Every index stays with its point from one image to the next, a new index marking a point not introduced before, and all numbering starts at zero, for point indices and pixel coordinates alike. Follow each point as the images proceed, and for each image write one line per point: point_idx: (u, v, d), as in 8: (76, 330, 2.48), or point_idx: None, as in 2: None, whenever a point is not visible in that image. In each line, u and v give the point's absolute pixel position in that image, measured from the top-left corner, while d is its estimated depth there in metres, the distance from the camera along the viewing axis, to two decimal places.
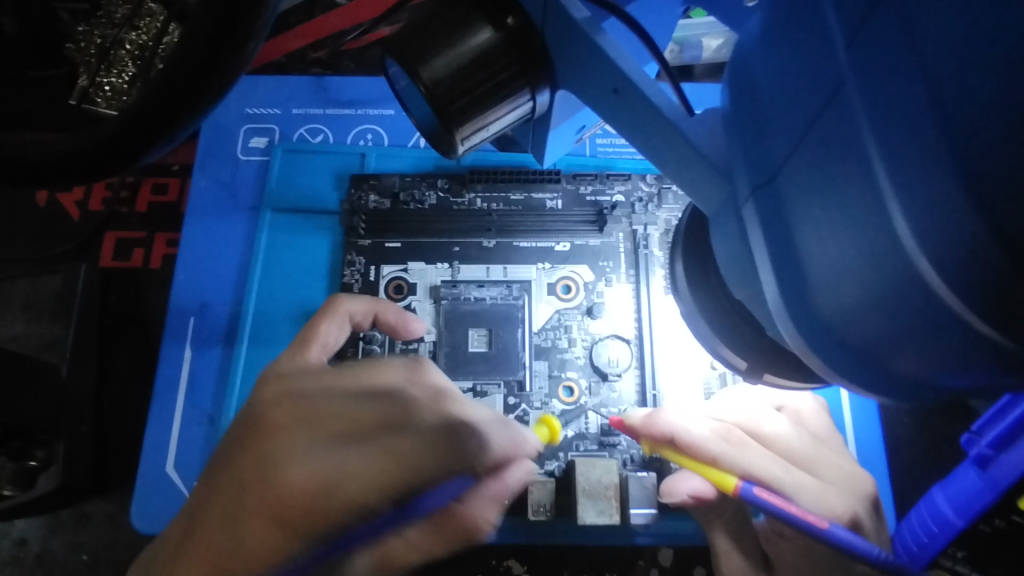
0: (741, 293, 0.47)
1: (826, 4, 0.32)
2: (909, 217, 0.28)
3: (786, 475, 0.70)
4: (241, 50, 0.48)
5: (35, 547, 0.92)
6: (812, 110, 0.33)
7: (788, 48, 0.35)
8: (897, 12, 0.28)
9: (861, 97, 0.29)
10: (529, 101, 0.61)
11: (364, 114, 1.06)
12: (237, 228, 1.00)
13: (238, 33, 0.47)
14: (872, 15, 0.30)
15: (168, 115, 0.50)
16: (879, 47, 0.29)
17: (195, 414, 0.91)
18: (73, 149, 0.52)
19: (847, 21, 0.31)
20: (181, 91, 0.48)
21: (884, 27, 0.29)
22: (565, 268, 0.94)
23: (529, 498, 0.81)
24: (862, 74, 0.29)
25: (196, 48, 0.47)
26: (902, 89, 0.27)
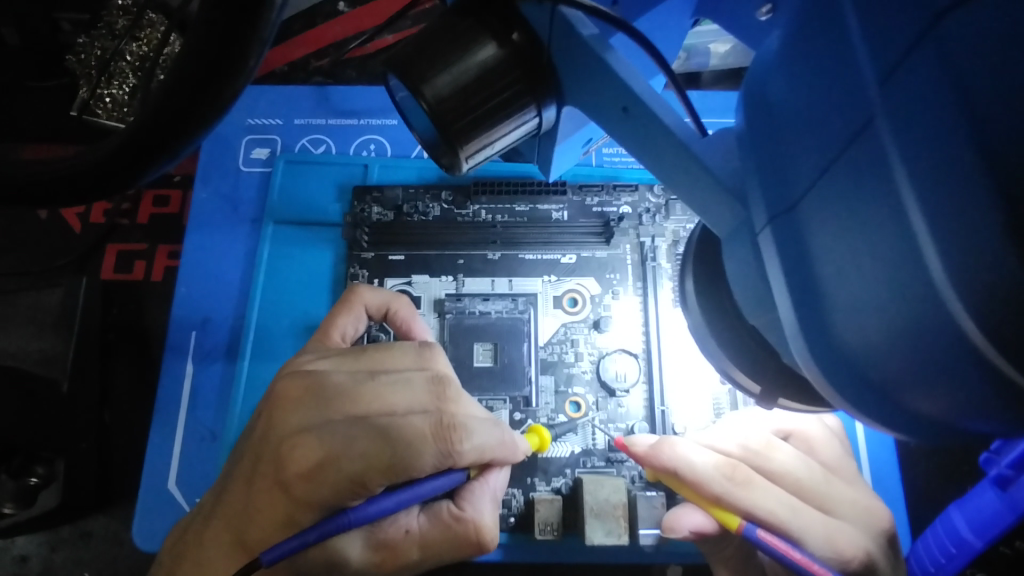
0: (755, 319, 0.45)
1: (853, 30, 0.31)
2: (942, 261, 0.26)
3: (791, 517, 0.67)
4: (243, 65, 0.47)
5: (36, 564, 0.91)
6: (836, 141, 0.31)
7: (810, 74, 0.33)
8: (930, 43, 0.27)
9: (892, 132, 0.28)
10: (535, 118, 0.59)
11: (366, 124, 1.05)
12: (239, 241, 0.98)
13: (239, 47, 0.45)
14: (903, 45, 0.28)
15: (168, 133, 0.49)
16: (912, 81, 0.27)
17: (198, 430, 0.90)
18: (75, 171, 0.51)
19: (877, 48, 0.29)
20: (181, 109, 0.47)
21: (915, 58, 0.27)
22: (572, 280, 0.92)
23: (536, 517, 0.80)
24: (893, 107, 0.28)
25: (196, 64, 0.45)
26: (935, 129, 0.26)
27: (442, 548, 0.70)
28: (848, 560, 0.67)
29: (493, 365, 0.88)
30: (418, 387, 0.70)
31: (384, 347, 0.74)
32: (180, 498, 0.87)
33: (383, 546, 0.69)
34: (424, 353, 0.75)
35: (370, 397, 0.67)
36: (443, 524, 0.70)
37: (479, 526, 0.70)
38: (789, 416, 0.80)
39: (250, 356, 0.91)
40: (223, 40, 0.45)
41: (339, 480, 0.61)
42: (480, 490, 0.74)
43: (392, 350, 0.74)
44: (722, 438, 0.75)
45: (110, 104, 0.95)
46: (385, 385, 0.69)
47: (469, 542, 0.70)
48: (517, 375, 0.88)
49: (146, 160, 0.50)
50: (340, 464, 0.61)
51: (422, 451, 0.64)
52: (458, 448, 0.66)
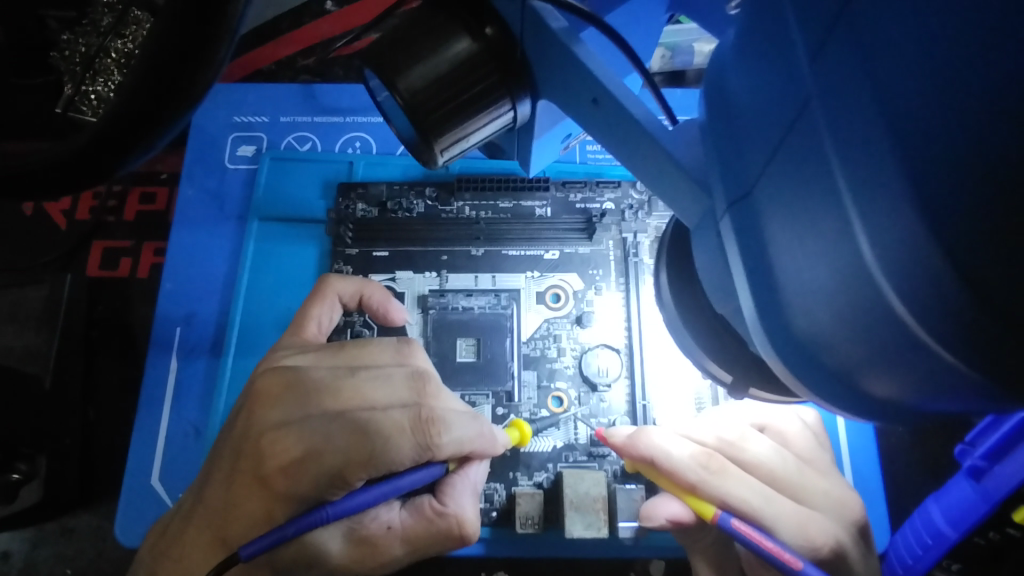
0: (722, 307, 0.46)
1: (792, 18, 0.31)
2: (872, 242, 0.27)
3: (765, 505, 0.68)
4: (213, 54, 0.47)
5: (19, 560, 0.90)
6: (781, 124, 0.32)
7: (758, 61, 0.34)
8: (860, 23, 0.27)
9: (824, 114, 0.28)
10: (510, 111, 0.59)
11: (352, 122, 1.05)
12: (225, 237, 0.99)
13: (207, 35, 0.46)
14: (832, 29, 0.28)
15: (136, 130, 0.49)
16: (840, 65, 0.28)
17: (181, 426, 0.90)
18: (40, 166, 0.51)
19: (812, 33, 0.30)
20: (160, 92, 0.47)
21: (840, 38, 0.28)
22: (554, 276, 0.93)
23: (517, 510, 0.80)
24: (828, 86, 0.28)
25: (165, 52, 0.46)
26: (859, 111, 0.27)
27: (425, 542, 0.71)
28: (818, 547, 0.67)
29: (476, 360, 0.89)
30: (399, 380, 0.70)
31: (362, 344, 0.74)
32: (164, 493, 0.87)
33: (361, 540, 0.69)
34: (403, 349, 0.76)
35: (350, 393, 0.67)
36: (426, 519, 0.71)
37: (460, 518, 0.71)
38: (767, 409, 0.80)
39: (233, 352, 0.92)
40: (192, 29, 0.45)
41: (320, 475, 0.62)
42: (461, 484, 0.74)
43: (371, 347, 0.74)
44: (699, 429, 0.76)
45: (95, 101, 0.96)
46: (364, 380, 0.68)
47: (449, 534, 0.71)
48: (500, 370, 0.88)
49: (116, 156, 0.50)
50: (322, 458, 0.62)
51: (399, 442, 0.64)
52: (435, 443, 0.66)
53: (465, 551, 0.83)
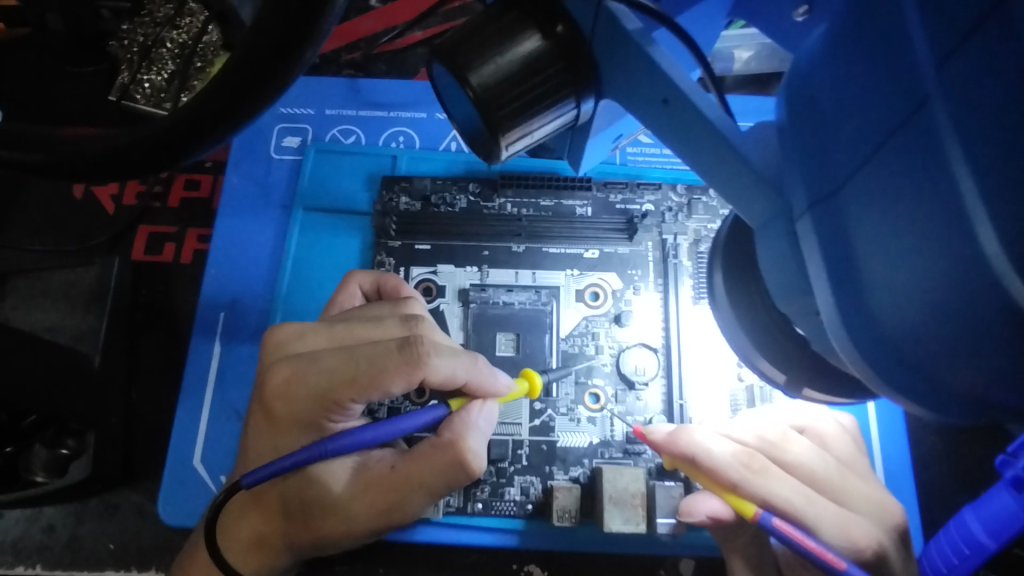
0: (785, 305, 0.47)
1: (914, 26, 0.32)
2: (998, 237, 0.27)
3: (807, 505, 0.68)
4: (298, 57, 0.49)
5: (62, 535, 0.92)
6: (887, 123, 0.33)
7: (863, 64, 0.35)
8: (992, 28, 0.28)
9: (951, 117, 0.29)
10: (573, 110, 0.61)
11: (396, 117, 1.07)
12: (269, 226, 1.01)
13: (297, 40, 0.48)
14: (968, 38, 0.29)
15: (228, 110, 0.51)
16: (974, 72, 0.28)
17: (225, 409, 0.92)
18: (131, 142, 0.52)
19: (939, 40, 0.30)
20: (243, 89, 0.49)
21: (979, 42, 0.28)
22: (593, 275, 0.94)
23: (554, 504, 0.81)
24: (951, 87, 0.29)
25: (258, 53, 0.48)
26: (996, 116, 0.27)
27: (430, 478, 0.68)
28: (862, 549, 0.68)
29: (515, 355, 0.90)
30: (394, 322, 0.74)
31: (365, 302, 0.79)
32: (206, 474, 0.89)
33: (366, 483, 0.68)
34: (400, 303, 0.80)
35: (347, 336, 0.73)
36: (424, 456, 0.68)
37: (457, 449, 0.67)
38: (804, 410, 0.81)
39: None
40: (286, 32, 0.47)
41: (314, 400, 0.67)
42: (461, 421, 0.71)
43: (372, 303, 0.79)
44: (739, 428, 0.77)
45: (149, 89, 1.00)
46: (359, 323, 0.74)
47: (449, 467, 0.67)
48: (538, 365, 0.90)
49: (205, 134, 0.52)
50: (318, 386, 0.68)
51: (379, 364, 0.66)
52: (415, 365, 0.66)
53: (500, 542, 0.85)
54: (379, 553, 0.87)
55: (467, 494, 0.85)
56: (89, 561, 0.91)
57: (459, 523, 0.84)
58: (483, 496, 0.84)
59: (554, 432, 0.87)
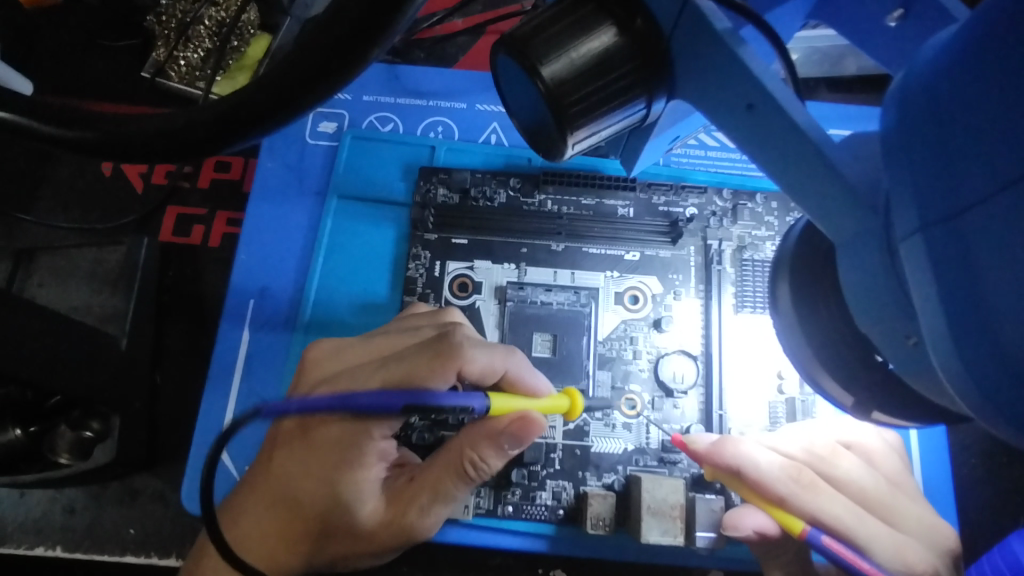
0: (865, 325, 0.45)
1: None
2: None
3: (858, 525, 0.67)
4: (364, 55, 0.46)
5: (82, 518, 0.91)
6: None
7: (1015, 75, 0.32)
8: None
9: None
10: (642, 111, 0.59)
11: (435, 106, 1.04)
12: (302, 213, 0.98)
13: (367, 35, 0.44)
14: None
15: (285, 100, 0.47)
16: None
17: (251, 398, 0.90)
18: (186, 123, 0.49)
19: None
20: (300, 79, 0.46)
21: None
22: (634, 278, 0.92)
23: (589, 511, 0.79)
24: None
25: (322, 45, 0.45)
26: None
27: (446, 488, 0.69)
28: (917, 572, 0.66)
29: (551, 356, 0.88)
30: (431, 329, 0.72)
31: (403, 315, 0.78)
32: (230, 464, 0.87)
33: (391, 496, 0.69)
34: (440, 313, 0.78)
35: (384, 344, 0.72)
36: (437, 468, 0.69)
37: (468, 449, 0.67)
38: (849, 425, 0.79)
39: (307, 328, 0.91)
40: (355, 26, 0.44)
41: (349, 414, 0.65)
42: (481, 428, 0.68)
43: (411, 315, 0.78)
44: (785, 441, 0.75)
45: (184, 67, 1.00)
46: (398, 333, 0.72)
47: (459, 466, 0.68)
48: (574, 367, 0.88)
49: (264, 120, 0.48)
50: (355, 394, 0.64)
51: (414, 363, 0.64)
52: (452, 359, 0.64)
53: (529, 547, 0.83)
54: (403, 551, 0.86)
55: (498, 496, 0.83)
56: (108, 546, 0.90)
57: (488, 525, 0.83)
58: (514, 499, 0.83)
59: (588, 437, 0.85)
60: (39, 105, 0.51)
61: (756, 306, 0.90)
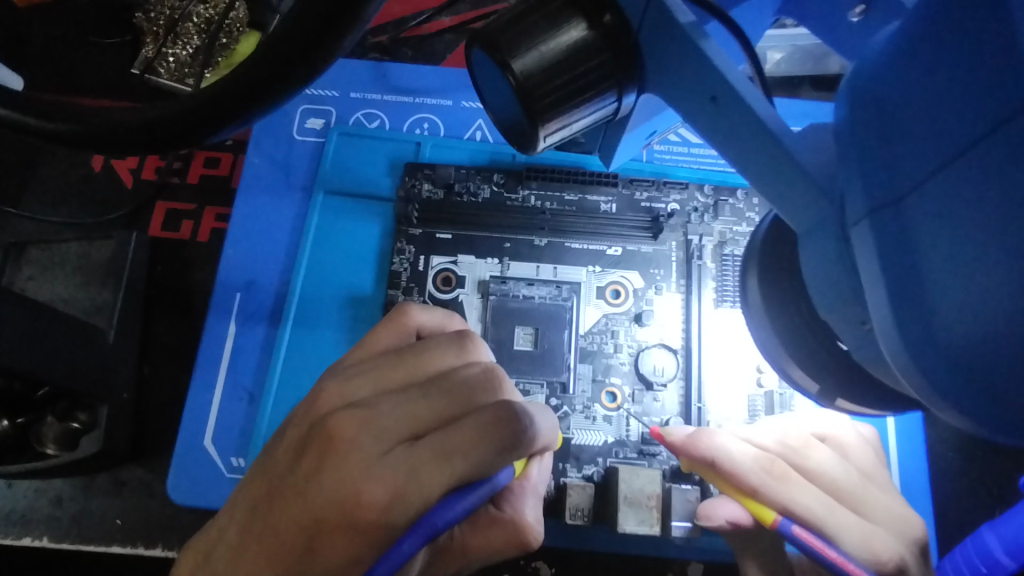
0: (824, 310, 0.46)
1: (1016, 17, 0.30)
2: None
3: (828, 514, 0.67)
4: (333, 48, 0.45)
5: (69, 508, 0.92)
6: (977, 130, 0.31)
7: (952, 61, 0.33)
8: None
9: None
10: (613, 104, 0.60)
11: (422, 103, 1.05)
12: (289, 207, 0.99)
13: (332, 34, 0.44)
14: None
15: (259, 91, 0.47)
16: None
17: (237, 390, 0.91)
18: (159, 116, 0.50)
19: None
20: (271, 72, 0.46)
21: None
22: (615, 272, 0.93)
23: (567, 502, 0.80)
24: None
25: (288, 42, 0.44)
26: None
27: (491, 554, 0.63)
28: (884, 562, 0.67)
29: (533, 349, 0.89)
30: (465, 378, 0.60)
31: (421, 349, 0.63)
32: (216, 455, 0.88)
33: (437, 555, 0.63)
34: (464, 343, 0.65)
35: (409, 406, 0.56)
36: (482, 528, 0.63)
37: (521, 524, 0.63)
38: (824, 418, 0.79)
39: (293, 322, 0.92)
40: (320, 26, 0.43)
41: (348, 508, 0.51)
42: (523, 490, 0.67)
43: (431, 350, 0.63)
44: (760, 433, 0.76)
45: (173, 63, 1.02)
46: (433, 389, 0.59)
47: (510, 544, 0.62)
48: (556, 361, 0.89)
49: (227, 119, 0.49)
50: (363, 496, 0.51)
51: (476, 461, 0.53)
52: (512, 450, 0.54)
53: None
54: None
55: None
56: (96, 535, 0.91)
57: None
58: None
59: (569, 429, 0.86)
60: (18, 96, 0.52)
61: (736, 301, 0.91)
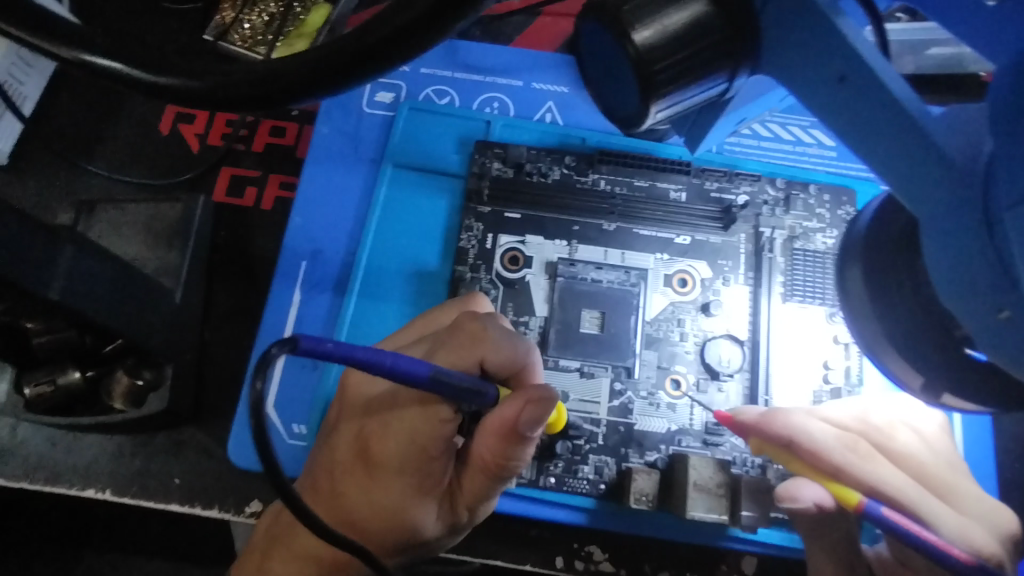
0: (947, 303, 0.46)
1: None
2: None
3: (921, 500, 0.66)
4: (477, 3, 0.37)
5: (129, 465, 0.92)
6: None
7: None
8: None
9: None
10: (724, 85, 0.60)
11: (492, 82, 1.05)
12: (357, 179, 0.99)
13: None
14: None
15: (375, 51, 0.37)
16: None
17: (301, 357, 0.91)
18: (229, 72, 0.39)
19: None
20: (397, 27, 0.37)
21: None
22: (683, 261, 0.92)
23: (632, 486, 0.80)
24: None
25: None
26: None
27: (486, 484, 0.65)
28: (987, 555, 0.65)
29: (600, 333, 0.89)
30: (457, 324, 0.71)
31: (429, 310, 0.77)
32: (278, 422, 0.89)
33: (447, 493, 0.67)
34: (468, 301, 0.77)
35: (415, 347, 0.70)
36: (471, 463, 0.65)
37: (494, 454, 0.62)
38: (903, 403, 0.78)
39: (358, 293, 0.92)
40: None
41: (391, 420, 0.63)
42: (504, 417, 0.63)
43: (437, 311, 0.76)
44: (836, 412, 0.75)
45: (247, 31, 1.04)
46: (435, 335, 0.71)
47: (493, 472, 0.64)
48: (622, 346, 0.88)
49: (363, 67, 0.38)
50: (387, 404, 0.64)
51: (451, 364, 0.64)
52: (477, 350, 0.65)
53: (569, 519, 0.84)
54: None
55: (541, 468, 0.84)
56: (154, 493, 0.91)
57: (532, 496, 0.84)
58: (557, 472, 0.84)
59: (632, 414, 0.86)
60: None
61: (805, 295, 0.91)
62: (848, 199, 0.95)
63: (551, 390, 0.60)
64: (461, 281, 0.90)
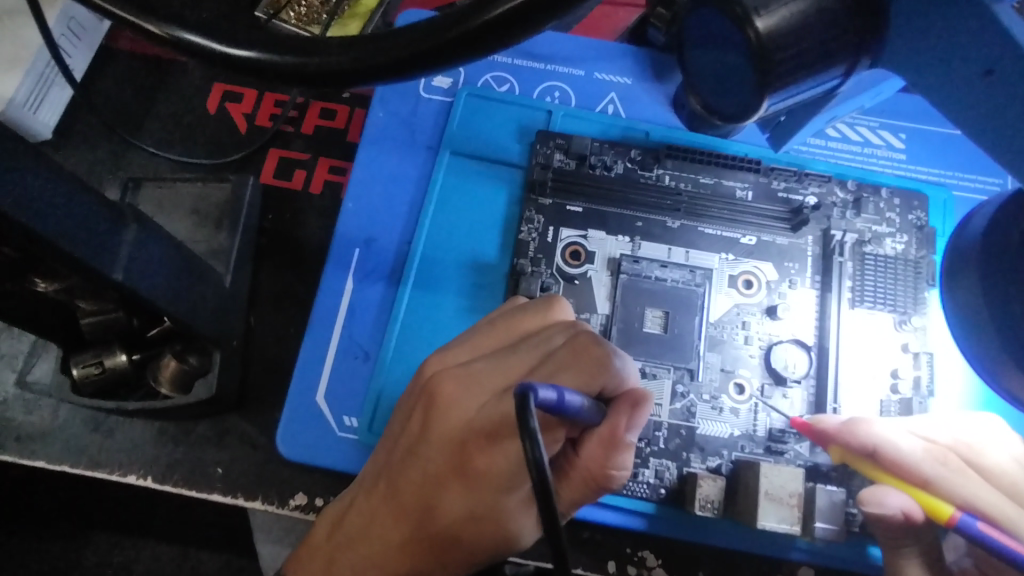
0: None
1: None
2: None
3: (1021, 518, 0.63)
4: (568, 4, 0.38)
5: (171, 452, 0.90)
6: None
7: None
8: None
9: None
10: (837, 80, 0.52)
11: (552, 71, 1.02)
12: (412, 166, 0.96)
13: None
14: None
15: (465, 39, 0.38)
16: None
17: (352, 347, 0.89)
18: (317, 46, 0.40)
19: None
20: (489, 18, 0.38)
21: None
22: (749, 262, 0.90)
23: (697, 492, 0.78)
24: None
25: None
26: None
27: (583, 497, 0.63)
28: None
29: (663, 333, 0.86)
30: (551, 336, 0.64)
31: (510, 315, 0.69)
32: (329, 413, 0.86)
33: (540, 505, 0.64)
34: (552, 308, 0.69)
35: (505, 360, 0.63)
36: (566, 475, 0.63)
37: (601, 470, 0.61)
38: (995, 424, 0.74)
39: (413, 283, 0.90)
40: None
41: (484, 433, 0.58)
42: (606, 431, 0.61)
43: (519, 316, 0.69)
44: (929, 427, 0.73)
45: (303, 11, 1.00)
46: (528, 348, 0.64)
47: (593, 485, 0.62)
48: (685, 347, 0.86)
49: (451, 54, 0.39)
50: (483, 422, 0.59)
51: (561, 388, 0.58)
52: (591, 373, 0.60)
53: (628, 523, 0.82)
54: None
55: None
56: (196, 481, 0.89)
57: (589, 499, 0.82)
58: None
59: (694, 418, 0.83)
60: None
61: (875, 302, 0.88)
62: (920, 204, 0.92)
63: (645, 392, 0.60)
64: (520, 273, 0.87)
